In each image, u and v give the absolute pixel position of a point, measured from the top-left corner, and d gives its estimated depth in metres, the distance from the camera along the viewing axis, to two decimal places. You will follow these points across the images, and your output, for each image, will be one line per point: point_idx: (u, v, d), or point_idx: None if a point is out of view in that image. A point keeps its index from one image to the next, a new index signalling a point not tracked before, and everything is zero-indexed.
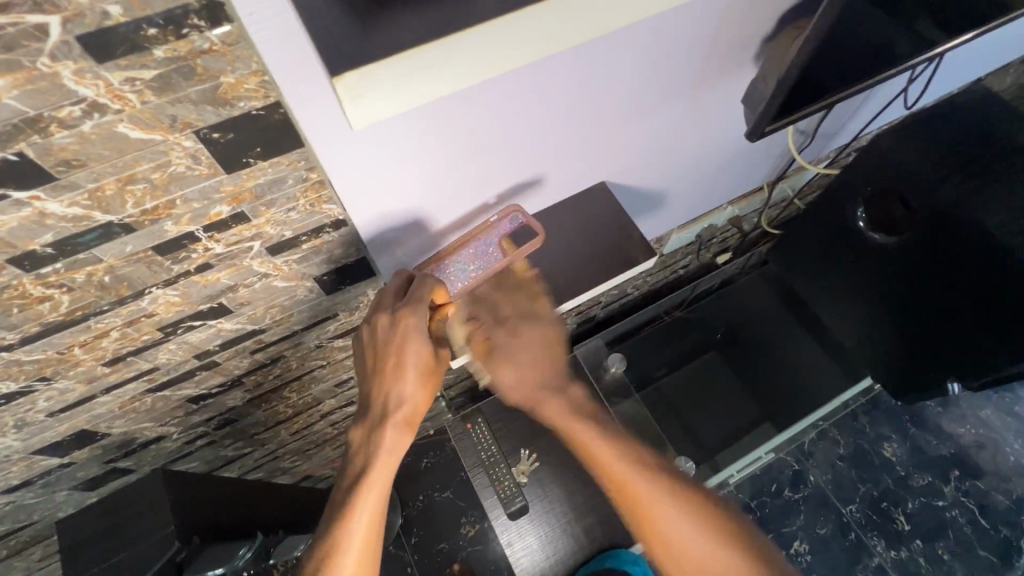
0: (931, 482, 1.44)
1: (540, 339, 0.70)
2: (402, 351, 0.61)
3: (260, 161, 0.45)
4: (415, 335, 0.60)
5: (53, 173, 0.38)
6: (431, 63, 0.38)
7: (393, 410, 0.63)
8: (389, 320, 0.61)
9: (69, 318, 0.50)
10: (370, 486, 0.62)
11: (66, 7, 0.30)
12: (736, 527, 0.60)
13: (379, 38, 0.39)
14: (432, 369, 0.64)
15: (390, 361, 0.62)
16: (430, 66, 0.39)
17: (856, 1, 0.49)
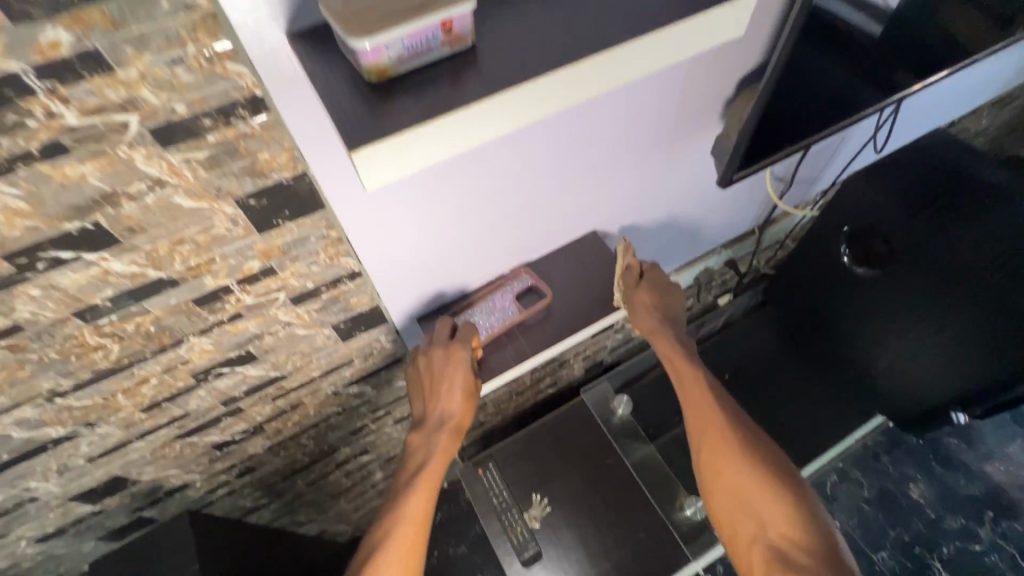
0: (965, 524, 1.38)
1: (669, 293, 0.80)
2: (450, 381, 0.70)
3: (288, 222, 0.52)
4: (462, 369, 0.69)
5: (119, 238, 0.45)
6: (461, 128, 0.33)
7: (444, 424, 0.72)
8: (441, 355, 0.69)
9: (118, 365, 0.56)
10: (422, 484, 0.69)
11: (144, 107, 0.38)
12: (796, 488, 0.65)
13: (399, 111, 0.32)
14: (475, 393, 0.71)
15: (441, 390, 0.70)
16: (459, 126, 0.33)
17: (795, 59, 0.57)
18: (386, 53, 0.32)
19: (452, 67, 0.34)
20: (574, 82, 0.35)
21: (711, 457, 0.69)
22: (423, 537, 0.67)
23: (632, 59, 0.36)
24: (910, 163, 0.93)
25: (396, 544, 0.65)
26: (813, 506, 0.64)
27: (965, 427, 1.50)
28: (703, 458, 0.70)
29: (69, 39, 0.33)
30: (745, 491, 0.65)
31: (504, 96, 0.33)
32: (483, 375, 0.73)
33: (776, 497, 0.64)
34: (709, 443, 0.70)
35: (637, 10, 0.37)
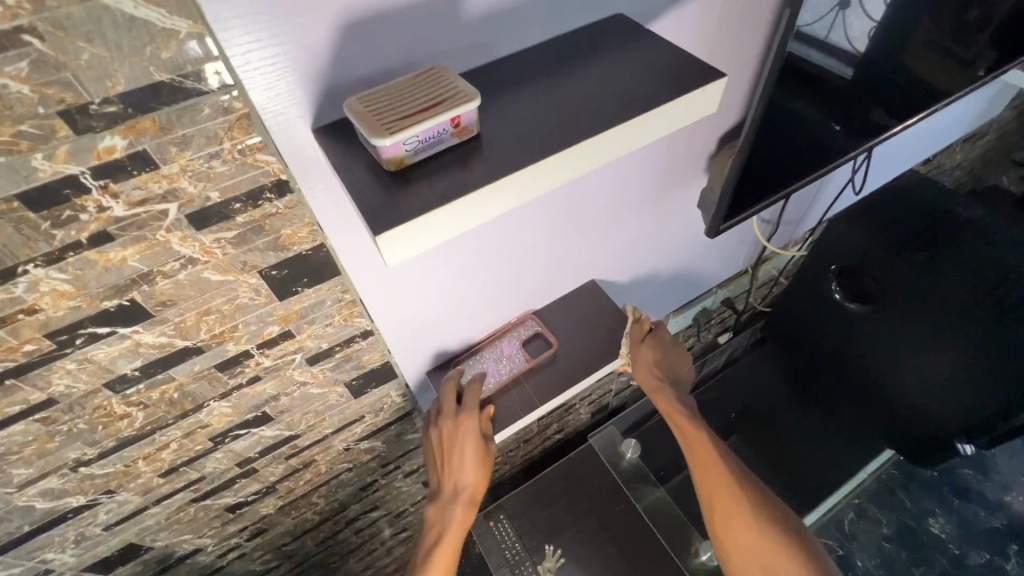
0: (990, 559, 1.35)
1: (671, 350, 0.81)
2: (461, 457, 0.71)
3: (307, 289, 0.56)
4: (470, 445, 0.71)
5: (151, 312, 0.48)
6: (473, 209, 0.37)
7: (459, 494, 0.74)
8: (451, 427, 0.71)
9: (141, 432, 0.58)
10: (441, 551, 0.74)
11: (183, 196, 0.42)
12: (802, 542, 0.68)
13: (418, 194, 0.37)
14: (485, 461, 0.72)
15: (453, 462, 0.72)
16: (472, 206, 0.37)
17: (767, 120, 0.63)
18: (403, 147, 0.36)
19: (461, 154, 0.39)
20: (573, 160, 0.39)
21: (722, 517, 0.71)
22: None
23: (623, 139, 0.41)
24: (888, 206, 0.99)
25: None
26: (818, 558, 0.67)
27: (979, 457, 1.48)
28: (714, 517, 0.72)
29: (123, 143, 0.37)
30: (757, 551, 0.68)
31: (512, 179, 0.37)
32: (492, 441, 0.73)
33: (787, 556, 0.66)
34: (720, 503, 0.72)
35: (624, 95, 0.42)
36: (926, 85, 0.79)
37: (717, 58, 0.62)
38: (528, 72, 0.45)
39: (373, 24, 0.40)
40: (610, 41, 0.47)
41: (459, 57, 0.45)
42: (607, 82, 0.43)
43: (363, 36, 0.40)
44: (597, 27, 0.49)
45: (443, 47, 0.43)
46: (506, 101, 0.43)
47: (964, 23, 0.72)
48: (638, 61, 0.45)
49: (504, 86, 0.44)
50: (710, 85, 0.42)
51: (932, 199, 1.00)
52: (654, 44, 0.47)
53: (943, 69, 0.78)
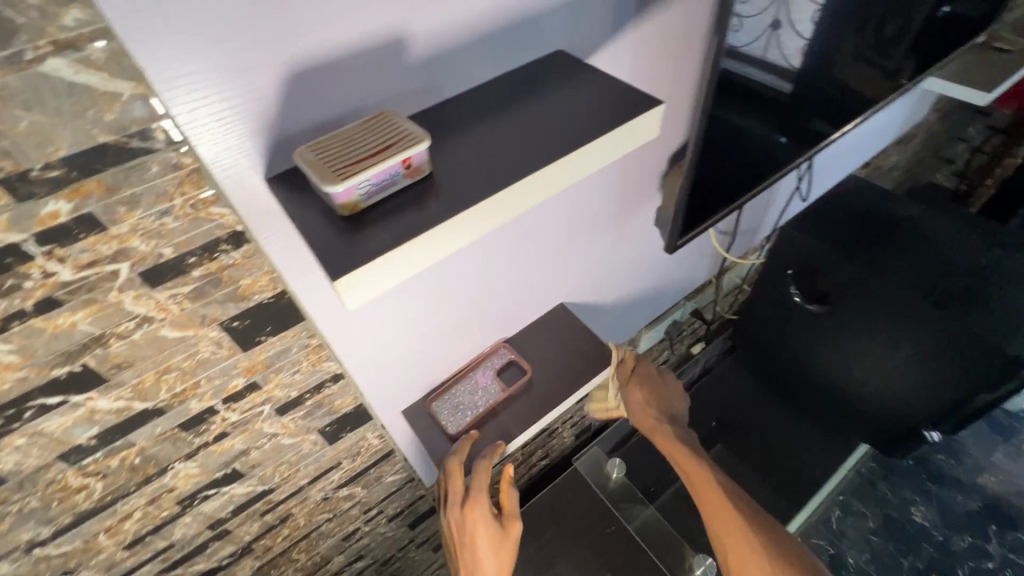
0: (973, 542, 1.38)
1: (661, 385, 0.87)
2: (476, 547, 0.73)
3: (271, 337, 0.55)
4: (483, 530, 0.73)
5: (106, 376, 0.46)
6: (429, 246, 0.37)
7: None
8: (458, 512, 0.71)
9: (100, 504, 0.55)
10: None
11: (134, 255, 0.41)
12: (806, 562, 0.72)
13: (375, 237, 0.37)
14: (502, 548, 0.73)
15: (469, 544, 0.73)
16: (430, 245, 0.38)
17: (711, 138, 0.66)
18: (356, 191, 0.37)
19: (416, 194, 0.39)
20: (524, 192, 0.41)
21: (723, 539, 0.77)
22: None
23: (572, 169, 0.43)
24: (835, 209, 1.04)
25: None
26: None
27: (950, 442, 1.53)
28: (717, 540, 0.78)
29: (68, 207, 0.37)
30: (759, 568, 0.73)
31: (465, 215, 0.38)
32: (510, 527, 0.75)
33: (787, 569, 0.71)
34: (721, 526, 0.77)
35: (569, 127, 0.44)
36: (854, 95, 0.84)
37: (657, 85, 0.65)
38: (476, 111, 0.47)
39: (319, 75, 0.41)
40: (552, 77, 0.50)
41: (407, 100, 0.46)
42: (552, 116, 0.45)
43: (310, 87, 0.41)
44: (539, 64, 0.51)
45: (390, 91, 0.45)
46: (457, 139, 0.44)
47: (881, 37, 0.78)
48: (580, 94, 0.47)
49: (454, 125, 0.46)
50: (649, 113, 0.45)
51: (873, 200, 1.06)
52: (595, 77, 0.49)
53: (866, 79, 0.83)
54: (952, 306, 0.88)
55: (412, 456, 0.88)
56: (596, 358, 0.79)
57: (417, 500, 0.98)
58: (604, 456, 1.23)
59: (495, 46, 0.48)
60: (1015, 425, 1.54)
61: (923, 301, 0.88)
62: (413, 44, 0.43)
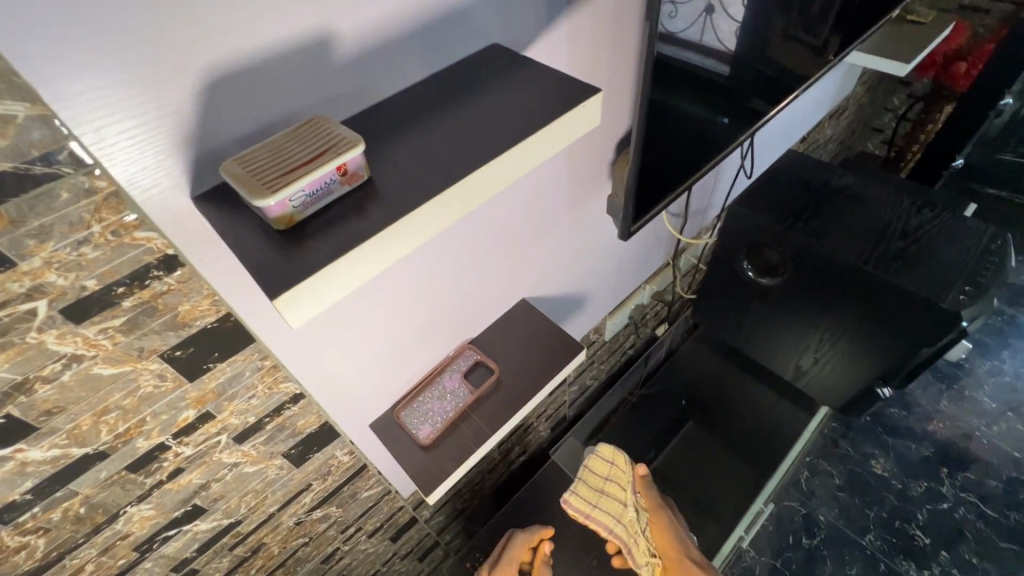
0: (929, 486, 1.47)
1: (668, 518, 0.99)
2: None
3: (219, 363, 0.52)
4: None
5: (35, 424, 0.43)
6: (369, 258, 0.36)
7: None
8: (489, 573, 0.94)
9: (46, 561, 0.51)
10: None
11: (51, 290, 0.38)
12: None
13: (314, 251, 0.35)
14: None
15: None
16: (372, 255, 0.36)
17: (653, 124, 0.67)
18: (289, 204, 0.35)
19: (355, 201, 0.38)
20: (470, 189, 0.40)
21: None
22: None
23: (518, 161, 0.42)
24: (778, 183, 1.08)
25: None
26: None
27: (901, 395, 1.62)
28: None
29: None
30: None
31: (406, 219, 0.37)
32: None
33: None
34: None
35: (509, 120, 0.43)
36: (787, 74, 0.87)
37: (597, 74, 0.65)
38: (414, 110, 0.46)
39: (239, 82, 0.38)
40: (489, 72, 0.49)
41: (339, 103, 0.44)
42: (492, 109, 0.45)
43: (231, 95, 0.38)
44: (473, 59, 0.50)
45: (320, 95, 0.43)
46: (397, 140, 0.43)
47: (805, 16, 0.81)
48: (519, 87, 0.47)
49: (392, 126, 0.44)
50: (589, 100, 0.44)
51: (812, 172, 1.11)
52: (530, 69, 0.48)
53: (795, 58, 0.86)
54: (889, 266, 0.92)
55: (386, 469, 0.86)
56: (563, 353, 0.78)
57: (396, 513, 0.96)
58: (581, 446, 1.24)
59: (427, 43, 0.47)
60: (957, 372, 1.65)
61: (862, 263, 0.92)
62: (337, 43, 0.41)
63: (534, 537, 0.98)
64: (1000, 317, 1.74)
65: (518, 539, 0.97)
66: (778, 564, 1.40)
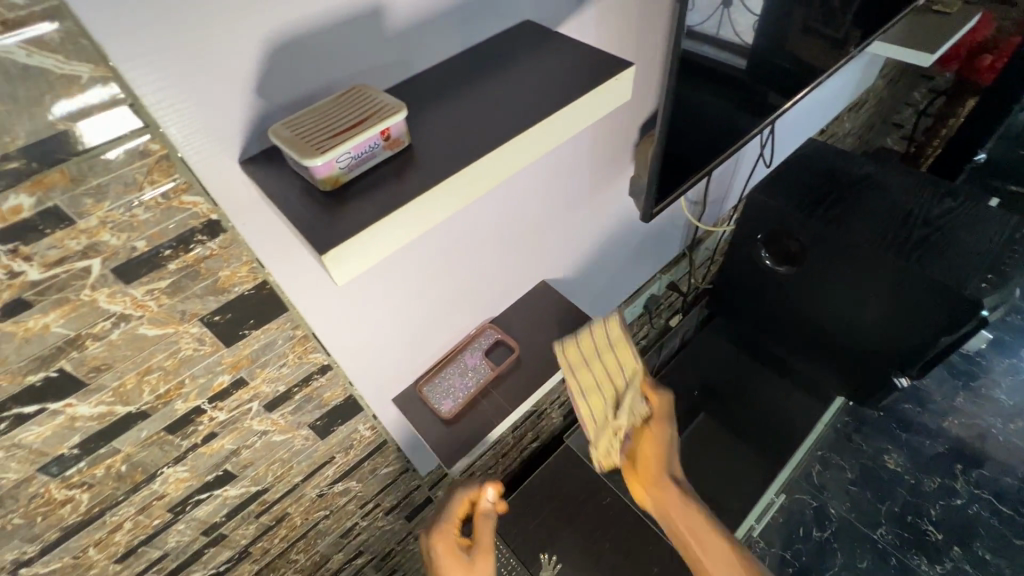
0: (942, 482, 1.47)
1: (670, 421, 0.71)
2: None
3: (254, 330, 0.53)
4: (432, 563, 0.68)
5: (85, 380, 0.44)
6: (408, 219, 0.37)
7: None
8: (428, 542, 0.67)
9: (89, 515, 0.53)
10: None
11: (105, 250, 0.40)
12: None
13: (358, 211, 0.37)
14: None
15: None
16: (410, 215, 0.37)
17: (678, 107, 0.67)
18: (336, 165, 0.36)
19: (395, 166, 0.39)
20: (506, 156, 0.41)
21: None
22: None
23: (552, 132, 0.43)
24: (798, 171, 1.08)
25: None
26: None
27: (915, 391, 1.61)
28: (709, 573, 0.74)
29: (30, 202, 0.35)
30: None
31: (444, 184, 0.38)
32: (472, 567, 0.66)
33: None
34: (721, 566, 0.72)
35: (545, 91, 0.44)
36: (810, 64, 0.87)
37: (624, 54, 0.66)
38: (449, 82, 0.47)
39: (288, 48, 0.39)
40: (522, 46, 0.49)
41: (379, 74, 0.45)
42: (528, 81, 0.46)
43: (279, 62, 0.39)
44: (508, 34, 0.51)
45: (361, 64, 0.44)
46: (435, 109, 0.44)
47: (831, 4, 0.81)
48: (553, 60, 0.47)
49: (429, 96, 0.45)
50: (622, 73, 0.45)
51: (833, 161, 1.10)
52: (563, 44, 0.49)
53: (818, 45, 0.86)
54: (909, 253, 0.92)
55: (405, 445, 0.87)
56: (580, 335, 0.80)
57: (413, 491, 0.98)
58: None
59: (464, 17, 0.48)
60: (973, 369, 1.64)
61: (882, 250, 0.92)
62: (381, 14, 0.42)
63: (473, 494, 0.69)
64: (1018, 314, 1.72)
65: (450, 501, 0.69)
66: (789, 556, 1.40)
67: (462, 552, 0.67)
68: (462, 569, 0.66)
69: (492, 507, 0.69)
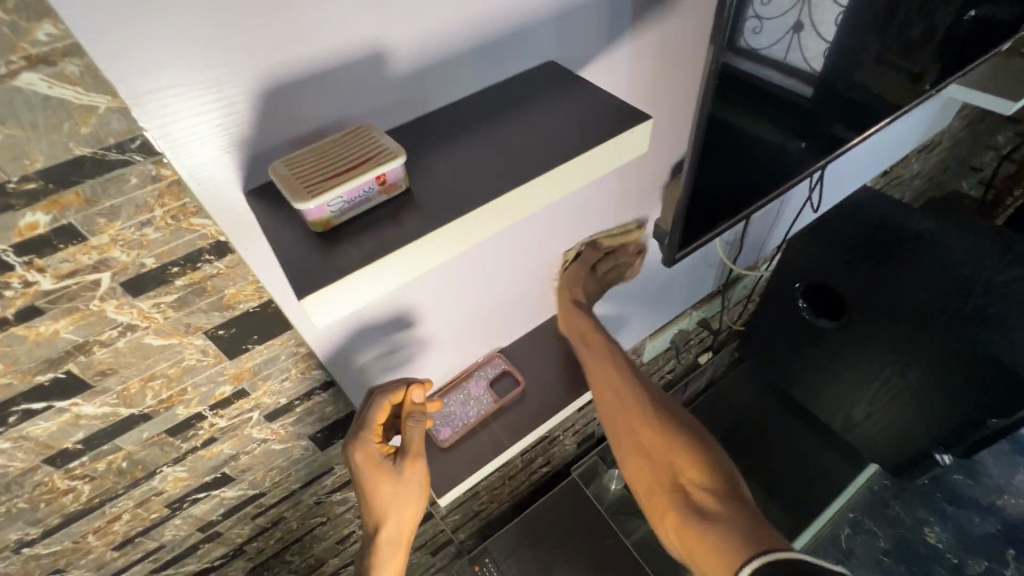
0: (989, 567, 1.33)
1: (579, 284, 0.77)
2: (377, 499, 0.64)
3: (258, 345, 0.55)
4: (363, 476, 0.62)
5: (90, 382, 0.47)
6: (389, 271, 0.37)
7: (381, 531, 0.66)
8: (353, 452, 0.62)
9: (89, 505, 0.55)
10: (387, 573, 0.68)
11: (115, 265, 0.42)
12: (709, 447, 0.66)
13: (348, 254, 0.36)
14: (408, 492, 0.64)
15: (377, 498, 0.63)
16: (396, 265, 0.37)
17: (712, 154, 0.63)
18: (327, 208, 0.36)
19: (390, 211, 0.39)
20: (501, 209, 0.40)
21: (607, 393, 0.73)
22: (408, 541, 0.69)
23: (555, 187, 0.42)
24: (850, 222, 1.01)
25: (389, 550, 0.67)
26: (748, 492, 0.62)
27: (969, 462, 1.47)
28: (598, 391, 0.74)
29: (46, 219, 0.37)
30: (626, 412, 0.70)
31: (432, 236, 0.37)
32: (402, 465, 0.62)
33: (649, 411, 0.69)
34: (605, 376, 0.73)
35: (553, 141, 0.43)
36: (875, 106, 0.80)
37: (657, 92, 0.63)
38: (462, 122, 0.46)
39: (299, 88, 0.40)
40: (546, 88, 0.48)
41: (392, 113, 0.45)
42: (538, 129, 0.44)
43: (289, 100, 0.40)
44: (531, 74, 0.50)
45: (373, 103, 0.43)
46: (440, 152, 0.43)
47: (906, 40, 0.74)
48: (570, 107, 0.46)
49: (439, 137, 0.45)
50: (637, 127, 0.43)
51: (890, 212, 1.03)
52: (589, 91, 0.47)
53: (888, 82, 0.79)
54: (965, 325, 0.84)
55: None
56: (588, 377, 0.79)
57: None
58: (602, 463, 1.17)
59: (485, 56, 0.47)
60: None
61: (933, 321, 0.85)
62: (395, 55, 0.42)
63: (396, 396, 0.65)
64: None
65: (369, 407, 0.64)
66: None
67: (386, 459, 0.63)
68: (389, 476, 0.63)
69: (418, 405, 0.66)
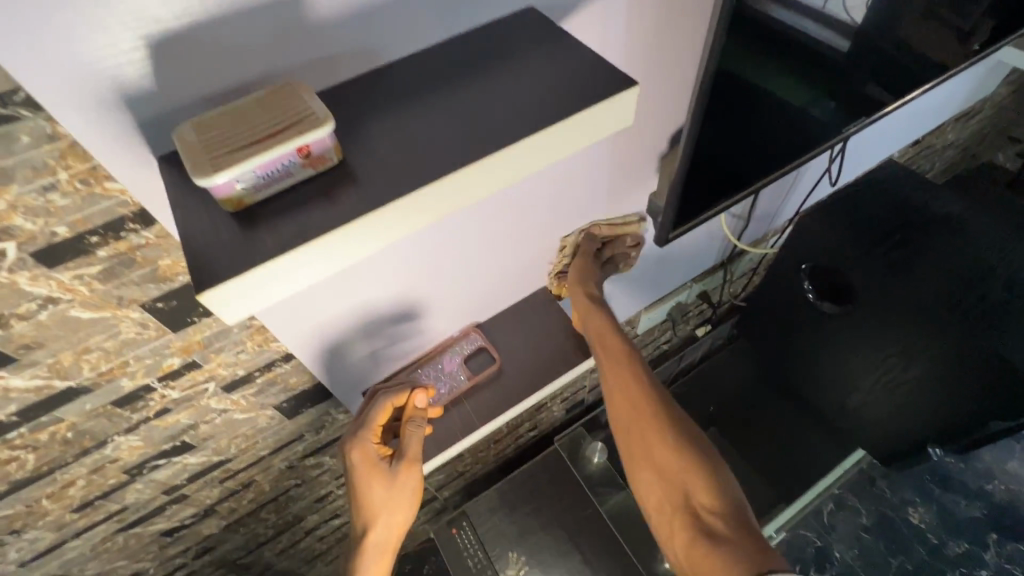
0: (968, 548, 1.34)
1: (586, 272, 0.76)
2: (368, 499, 0.62)
3: (205, 318, 0.51)
4: (359, 475, 0.62)
5: (15, 355, 0.43)
6: (315, 260, 0.31)
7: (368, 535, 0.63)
8: (352, 448, 0.62)
9: (37, 473, 0.54)
10: None
11: (19, 234, 0.37)
12: (720, 466, 0.62)
13: (267, 237, 0.31)
14: (400, 496, 0.62)
15: (370, 499, 0.62)
16: (325, 253, 0.32)
17: (719, 121, 0.56)
18: (237, 184, 0.31)
19: (320, 188, 0.33)
20: (452, 190, 0.34)
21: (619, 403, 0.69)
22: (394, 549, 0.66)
23: (517, 165, 0.36)
24: (871, 200, 0.94)
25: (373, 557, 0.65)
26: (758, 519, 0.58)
27: None
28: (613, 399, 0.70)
29: None
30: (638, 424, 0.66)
31: (367, 221, 0.32)
32: (400, 466, 0.61)
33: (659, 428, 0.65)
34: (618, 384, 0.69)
35: (517, 110, 0.37)
36: (914, 69, 0.71)
37: (659, 46, 0.55)
38: (420, 83, 0.40)
39: (214, 35, 0.33)
40: (524, 43, 0.41)
41: (337, 66, 0.39)
42: (502, 96, 0.38)
43: (203, 50, 0.33)
44: (506, 24, 0.43)
45: (312, 54, 0.37)
46: (391, 117, 0.37)
47: None
48: (548, 67, 0.39)
49: (391, 100, 0.39)
50: (622, 94, 0.37)
51: (913, 190, 0.95)
52: (571, 49, 0.40)
53: (936, 38, 0.68)
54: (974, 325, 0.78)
55: None
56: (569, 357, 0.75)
57: None
58: (581, 432, 1.17)
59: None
60: None
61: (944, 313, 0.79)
62: None
63: (400, 399, 0.65)
64: None
65: (373, 406, 0.64)
66: None
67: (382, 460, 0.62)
68: (383, 477, 0.62)
69: (420, 410, 0.65)
